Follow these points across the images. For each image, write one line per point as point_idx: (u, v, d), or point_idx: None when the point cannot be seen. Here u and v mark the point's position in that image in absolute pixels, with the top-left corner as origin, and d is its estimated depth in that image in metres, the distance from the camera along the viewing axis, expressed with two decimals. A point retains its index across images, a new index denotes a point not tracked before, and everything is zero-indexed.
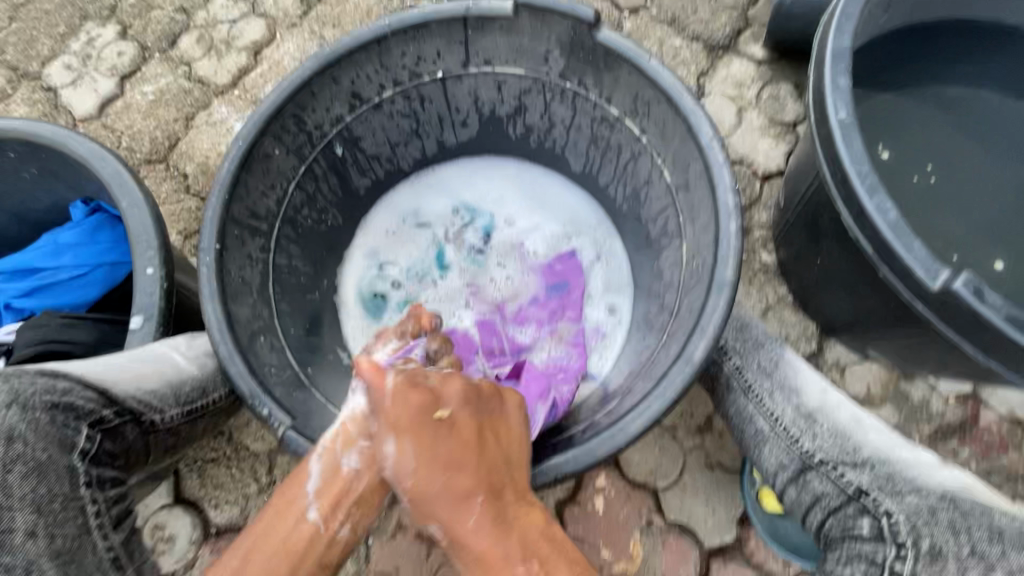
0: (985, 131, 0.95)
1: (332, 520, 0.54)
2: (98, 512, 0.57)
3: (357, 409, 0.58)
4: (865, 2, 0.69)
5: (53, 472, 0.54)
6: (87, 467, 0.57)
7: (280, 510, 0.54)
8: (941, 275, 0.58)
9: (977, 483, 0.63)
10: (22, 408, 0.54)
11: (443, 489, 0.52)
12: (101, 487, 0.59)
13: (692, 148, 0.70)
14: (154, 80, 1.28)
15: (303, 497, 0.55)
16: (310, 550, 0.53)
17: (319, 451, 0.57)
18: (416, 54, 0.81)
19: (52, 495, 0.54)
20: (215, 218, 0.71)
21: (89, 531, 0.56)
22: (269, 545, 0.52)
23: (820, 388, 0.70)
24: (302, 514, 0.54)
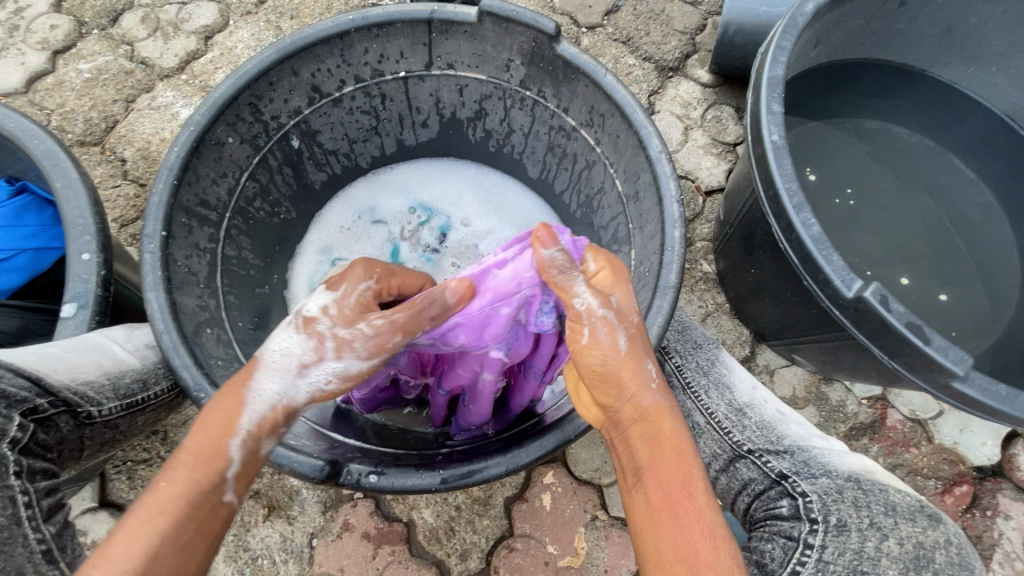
0: (894, 161, 1.07)
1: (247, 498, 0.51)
2: (30, 503, 0.52)
3: (292, 394, 0.53)
4: (797, 38, 0.77)
5: None
6: (18, 456, 0.53)
7: (191, 498, 0.47)
8: (855, 285, 0.65)
9: (889, 474, 0.68)
10: None
11: (653, 398, 0.54)
12: (32, 477, 0.54)
13: (641, 159, 0.74)
14: (91, 57, 1.21)
15: (219, 481, 0.49)
16: (228, 529, 0.49)
17: (241, 435, 0.50)
18: (379, 52, 0.81)
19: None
20: (162, 204, 0.68)
21: (20, 522, 0.51)
22: (182, 535, 0.46)
23: (750, 386, 0.77)
24: (221, 497, 0.48)
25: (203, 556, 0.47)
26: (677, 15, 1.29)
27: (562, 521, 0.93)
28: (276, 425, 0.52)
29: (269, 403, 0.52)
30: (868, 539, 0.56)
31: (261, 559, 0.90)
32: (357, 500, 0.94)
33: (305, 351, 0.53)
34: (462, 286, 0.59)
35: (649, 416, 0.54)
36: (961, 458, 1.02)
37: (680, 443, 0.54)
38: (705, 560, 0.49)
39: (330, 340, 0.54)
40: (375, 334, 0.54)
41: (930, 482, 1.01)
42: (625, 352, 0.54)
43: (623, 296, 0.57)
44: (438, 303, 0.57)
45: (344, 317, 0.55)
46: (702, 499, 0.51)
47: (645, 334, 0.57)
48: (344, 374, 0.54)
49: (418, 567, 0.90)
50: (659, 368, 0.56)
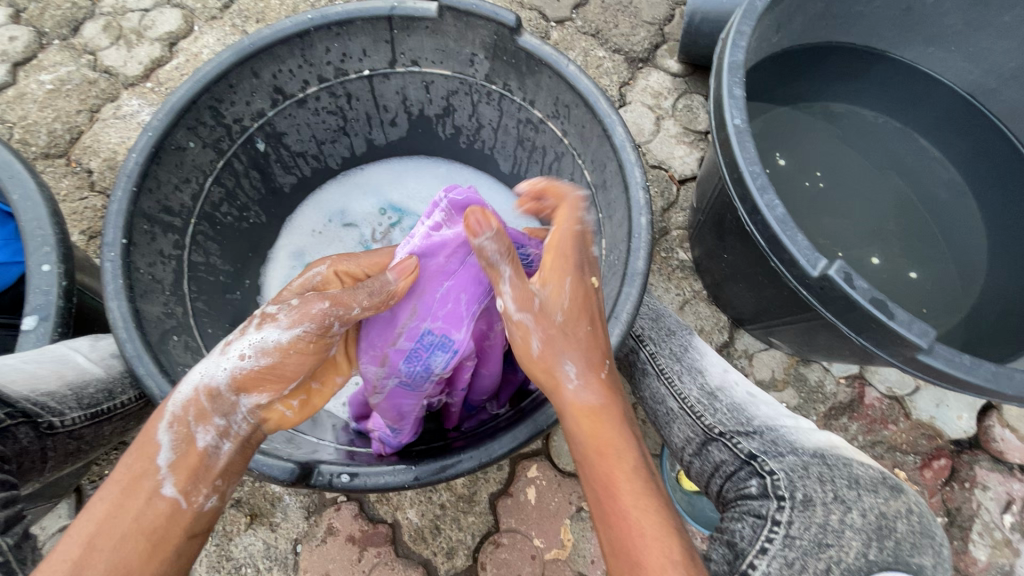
0: (861, 143, 1.09)
1: (193, 494, 0.50)
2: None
3: (213, 379, 0.53)
4: (757, 23, 0.77)
5: None
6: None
7: (127, 488, 0.48)
8: (820, 264, 0.66)
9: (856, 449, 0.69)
10: None
11: (566, 397, 0.57)
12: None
13: (607, 149, 0.74)
14: (53, 68, 1.19)
15: (153, 472, 0.49)
16: (172, 526, 0.49)
17: (167, 421, 0.51)
18: (341, 51, 0.81)
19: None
20: (121, 212, 0.67)
21: None
22: (117, 530, 0.46)
23: (721, 368, 0.77)
24: (157, 489, 0.49)
25: (145, 553, 0.47)
26: (645, 7, 1.30)
27: (547, 514, 0.93)
28: (208, 412, 0.52)
29: (192, 387, 0.52)
30: (833, 512, 0.57)
31: (245, 568, 0.89)
32: (341, 504, 0.93)
33: (231, 332, 0.55)
34: (404, 265, 0.60)
35: (568, 413, 0.57)
36: (938, 432, 1.03)
37: (599, 438, 0.55)
38: (626, 550, 0.51)
39: (257, 317, 0.55)
40: (299, 305, 0.55)
41: (909, 457, 1.02)
42: (536, 355, 0.58)
43: (549, 294, 0.58)
44: (381, 283, 0.58)
45: (287, 299, 0.56)
46: (622, 489, 0.53)
47: (569, 333, 0.58)
48: (265, 349, 0.53)
49: (405, 567, 0.90)
50: (580, 368, 0.57)
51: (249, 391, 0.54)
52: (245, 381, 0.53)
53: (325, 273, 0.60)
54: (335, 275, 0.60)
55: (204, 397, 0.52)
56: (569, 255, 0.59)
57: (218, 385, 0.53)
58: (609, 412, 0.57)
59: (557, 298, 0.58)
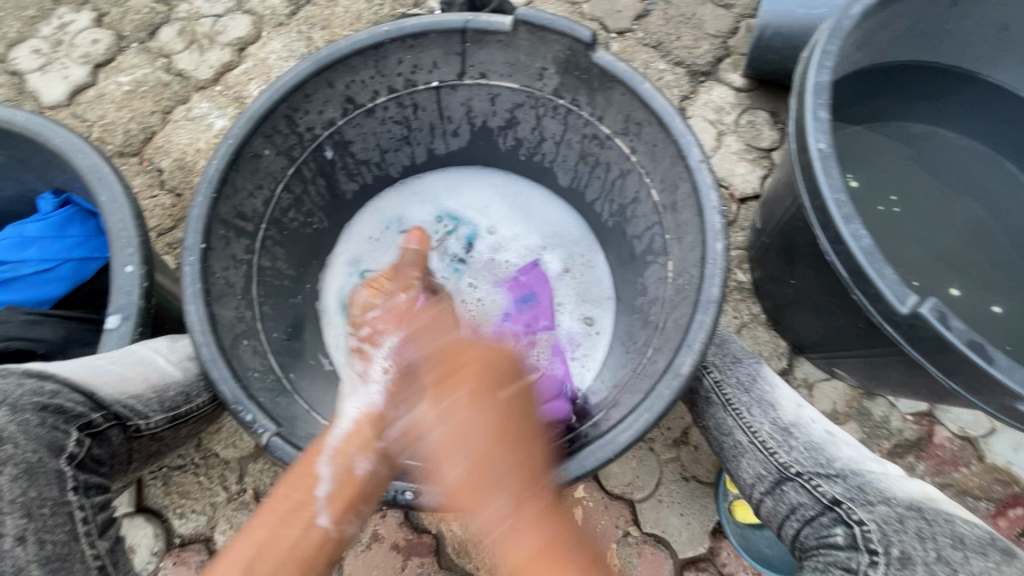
0: (942, 166, 1.03)
1: (342, 524, 0.58)
2: (86, 520, 0.55)
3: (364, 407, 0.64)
4: (844, 41, 0.74)
5: (43, 475, 0.53)
6: (75, 472, 0.56)
7: (286, 516, 0.57)
8: (911, 300, 0.62)
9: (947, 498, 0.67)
10: (12, 408, 0.53)
11: (460, 485, 0.59)
12: (89, 494, 0.57)
13: (681, 169, 0.72)
14: (130, 70, 1.24)
15: (313, 503, 0.58)
16: (321, 550, 0.57)
17: (329, 457, 0.60)
18: (413, 63, 0.81)
19: (41, 499, 0.52)
20: (201, 217, 0.68)
21: (78, 538, 0.54)
22: (281, 547, 0.56)
23: (795, 403, 0.75)
24: (314, 519, 0.57)
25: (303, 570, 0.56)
26: (709, 19, 1.27)
27: (592, 536, 0.91)
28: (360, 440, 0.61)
29: (352, 421, 0.63)
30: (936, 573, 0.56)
31: None
32: (386, 511, 0.93)
33: (358, 367, 0.70)
34: (417, 235, 0.80)
35: (474, 501, 0.58)
36: (1015, 479, 0.97)
37: (511, 522, 0.58)
38: None
39: (366, 342, 0.71)
40: (388, 305, 0.72)
41: (981, 504, 0.96)
42: (432, 434, 0.61)
43: (467, 373, 0.63)
44: (411, 256, 0.78)
45: (364, 318, 0.73)
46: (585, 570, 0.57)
47: (471, 415, 0.61)
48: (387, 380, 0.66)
49: None
50: (472, 458, 0.59)
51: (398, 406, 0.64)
52: (394, 393, 0.65)
53: (367, 291, 0.75)
54: (369, 289, 0.75)
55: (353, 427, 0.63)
56: (500, 360, 0.67)
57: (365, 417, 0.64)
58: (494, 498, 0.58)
59: (467, 383, 0.63)
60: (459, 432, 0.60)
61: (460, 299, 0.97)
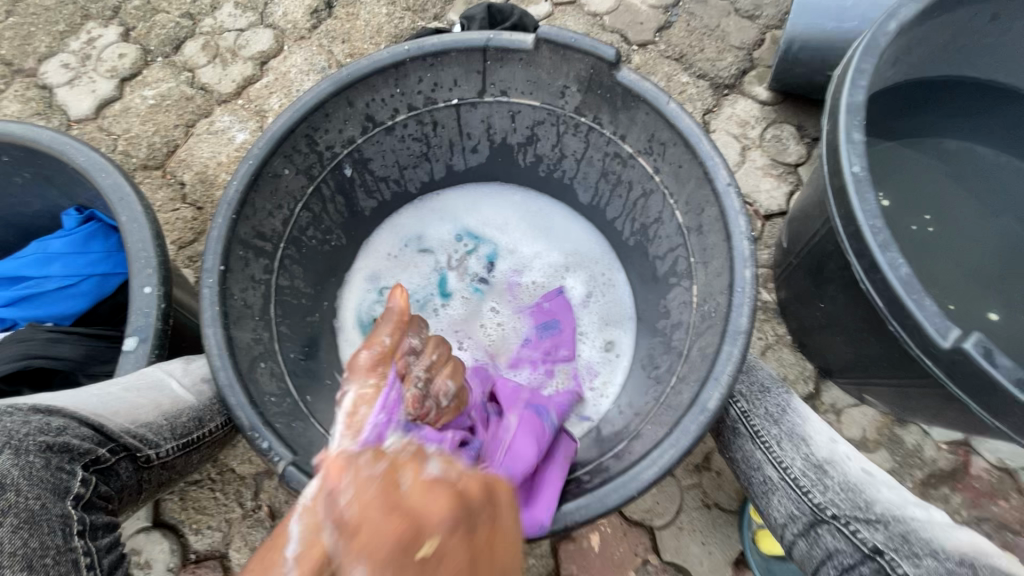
0: (980, 184, 0.98)
1: None
2: (92, 565, 0.52)
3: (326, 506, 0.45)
4: (879, 59, 0.71)
5: (46, 522, 0.50)
6: (81, 514, 0.53)
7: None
8: (952, 334, 0.59)
9: (1001, 550, 0.62)
10: (15, 450, 0.51)
11: None
12: (95, 535, 0.54)
13: (707, 192, 0.70)
14: (155, 84, 1.26)
15: (280, 569, 0.44)
16: None
17: (300, 512, 0.48)
18: (433, 81, 0.81)
19: (43, 548, 0.49)
20: (221, 238, 0.68)
21: None
22: None
23: (828, 438, 0.71)
24: None
25: None
26: (733, 31, 1.24)
27: (611, 564, 0.89)
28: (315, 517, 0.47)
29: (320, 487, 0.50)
30: None
31: None
32: None
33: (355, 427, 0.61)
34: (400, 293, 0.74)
35: None
36: None
37: None
38: None
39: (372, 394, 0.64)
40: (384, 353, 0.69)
41: (1021, 539, 0.91)
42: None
43: (374, 522, 0.41)
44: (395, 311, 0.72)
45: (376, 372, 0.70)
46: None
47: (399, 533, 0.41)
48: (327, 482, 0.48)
49: None
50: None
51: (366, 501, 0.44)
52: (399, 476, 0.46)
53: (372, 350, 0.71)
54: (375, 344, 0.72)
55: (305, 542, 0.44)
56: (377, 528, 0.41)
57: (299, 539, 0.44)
58: None
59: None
60: None
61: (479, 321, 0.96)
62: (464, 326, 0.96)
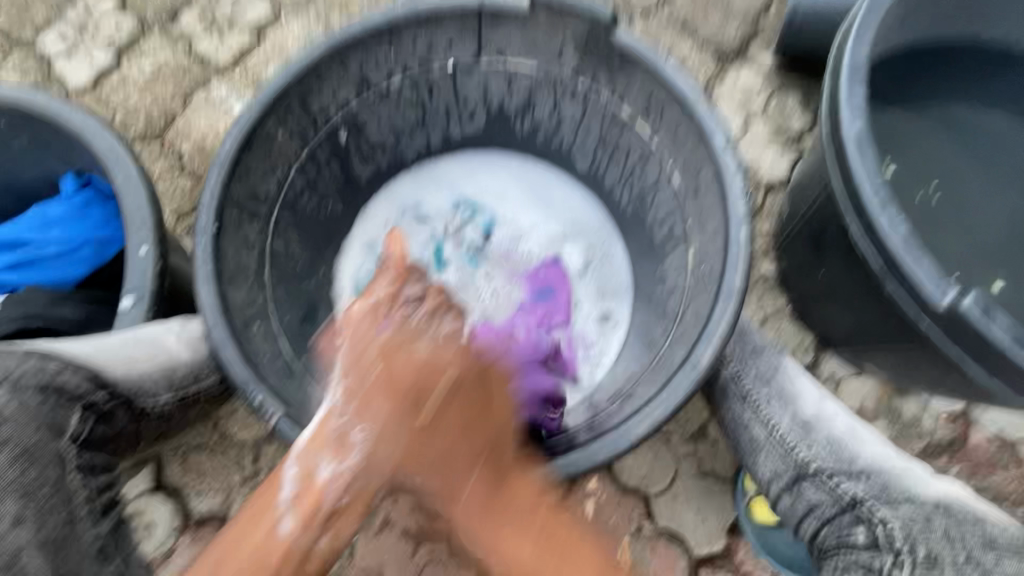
0: (989, 153, 0.96)
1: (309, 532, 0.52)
2: (90, 498, 0.57)
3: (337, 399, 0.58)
4: (884, 15, 0.69)
5: (43, 456, 0.54)
6: (78, 452, 0.57)
7: (253, 517, 0.53)
8: (949, 292, 0.59)
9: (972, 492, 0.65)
10: (14, 387, 0.53)
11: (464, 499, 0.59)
12: (91, 475, 0.58)
13: (704, 152, 0.69)
14: (153, 54, 1.25)
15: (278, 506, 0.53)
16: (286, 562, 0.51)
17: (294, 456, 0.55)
18: (428, 42, 0.80)
19: (40, 479, 0.53)
20: (214, 199, 0.68)
21: (77, 518, 0.55)
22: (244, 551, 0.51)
23: (816, 397, 0.71)
24: (277, 524, 0.52)
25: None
26: None
27: (605, 529, 0.90)
28: (326, 444, 0.56)
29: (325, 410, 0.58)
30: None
31: None
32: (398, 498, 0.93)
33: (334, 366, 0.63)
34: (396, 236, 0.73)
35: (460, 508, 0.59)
36: None
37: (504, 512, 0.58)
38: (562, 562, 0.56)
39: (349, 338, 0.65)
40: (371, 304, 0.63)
41: (1018, 509, 0.92)
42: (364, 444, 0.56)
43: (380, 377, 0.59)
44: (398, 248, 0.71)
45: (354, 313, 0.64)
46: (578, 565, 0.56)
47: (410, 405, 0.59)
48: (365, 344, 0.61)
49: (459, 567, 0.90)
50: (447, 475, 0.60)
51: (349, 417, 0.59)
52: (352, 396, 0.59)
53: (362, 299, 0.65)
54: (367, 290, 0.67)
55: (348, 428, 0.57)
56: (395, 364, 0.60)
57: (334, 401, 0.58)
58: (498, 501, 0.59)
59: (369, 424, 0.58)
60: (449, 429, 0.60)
61: (473, 288, 0.96)
62: (459, 296, 0.96)
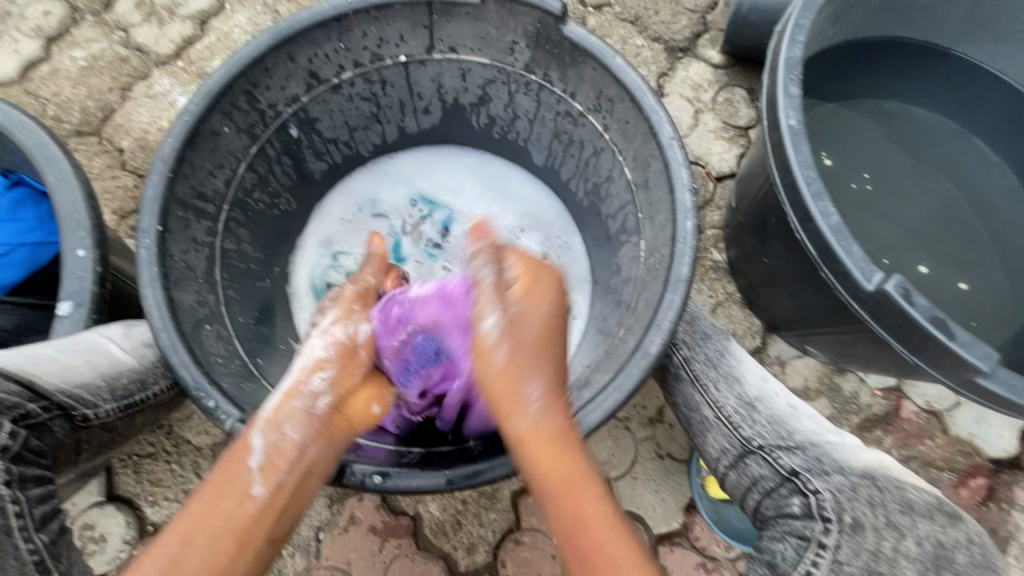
0: (915, 145, 1.03)
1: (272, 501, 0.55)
2: (21, 514, 0.52)
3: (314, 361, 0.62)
4: (817, 15, 0.73)
5: None
6: (8, 465, 0.53)
7: (218, 488, 0.54)
8: (876, 277, 0.62)
9: (899, 466, 0.70)
10: None
11: (548, 431, 0.58)
12: (25, 487, 0.54)
13: (652, 147, 0.71)
14: (86, 45, 1.18)
15: (245, 473, 0.55)
16: (253, 529, 0.53)
17: (259, 426, 0.57)
18: (378, 36, 0.79)
19: None
20: (157, 197, 0.65)
21: (9, 533, 0.50)
22: (212, 526, 0.52)
23: (761, 377, 0.77)
24: (247, 490, 0.54)
25: (226, 564, 0.51)
26: None
27: None
28: (281, 419, 0.58)
29: (281, 392, 0.60)
30: (885, 538, 0.58)
31: None
32: (362, 494, 0.93)
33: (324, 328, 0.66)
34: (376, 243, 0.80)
35: (523, 440, 0.58)
36: (977, 450, 1.01)
37: (563, 466, 0.56)
38: (606, 549, 0.53)
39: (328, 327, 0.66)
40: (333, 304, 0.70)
41: (944, 474, 0.99)
42: (498, 367, 0.61)
43: (526, 306, 0.64)
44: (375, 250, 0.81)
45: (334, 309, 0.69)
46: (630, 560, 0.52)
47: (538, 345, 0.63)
48: (332, 375, 0.62)
49: (425, 560, 0.90)
50: (541, 391, 0.60)
51: (319, 376, 0.61)
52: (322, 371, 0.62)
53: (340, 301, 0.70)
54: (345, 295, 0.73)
55: (500, 353, 0.61)
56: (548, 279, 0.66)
57: (486, 314, 0.63)
58: (566, 437, 0.58)
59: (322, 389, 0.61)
60: (534, 371, 0.61)
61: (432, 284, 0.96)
62: None
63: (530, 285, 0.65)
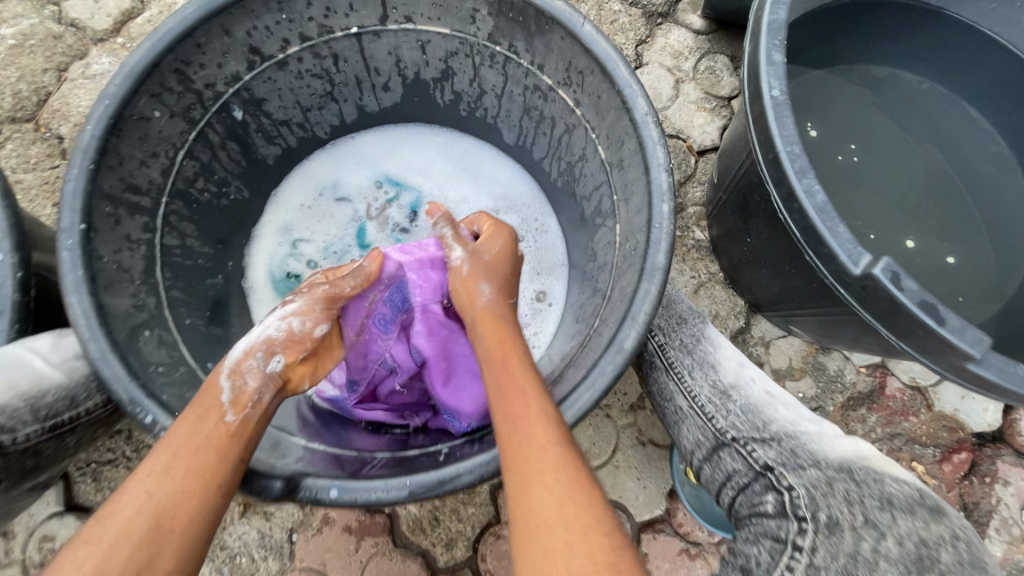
0: (903, 113, 0.99)
1: (245, 425, 0.56)
2: None
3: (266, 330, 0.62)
4: None
5: None
6: None
7: (197, 418, 0.55)
8: (864, 260, 0.58)
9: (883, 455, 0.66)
10: None
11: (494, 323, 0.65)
12: None
13: (626, 124, 0.66)
14: (14, 21, 1.08)
15: (215, 406, 0.56)
16: (230, 445, 0.54)
17: (223, 374, 0.59)
18: (324, 5, 0.72)
19: None
20: (79, 192, 0.59)
21: None
22: (194, 445, 0.53)
23: (737, 363, 0.74)
24: (221, 417, 0.55)
25: (210, 473, 0.52)
26: None
27: None
28: (241, 372, 0.59)
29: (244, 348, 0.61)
30: (863, 539, 0.54)
31: (240, 557, 0.87)
32: None
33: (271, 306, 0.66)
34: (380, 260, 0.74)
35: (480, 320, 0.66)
36: (961, 425, 0.99)
37: (506, 347, 0.62)
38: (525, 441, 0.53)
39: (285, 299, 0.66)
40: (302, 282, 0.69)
41: (928, 450, 0.98)
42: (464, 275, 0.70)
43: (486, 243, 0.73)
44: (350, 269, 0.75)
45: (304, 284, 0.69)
46: (549, 439, 0.52)
47: (494, 270, 0.71)
48: (284, 352, 0.63)
49: (403, 558, 0.88)
50: (492, 291, 0.68)
51: (271, 336, 0.62)
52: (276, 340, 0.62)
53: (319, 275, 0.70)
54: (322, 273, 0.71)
55: (464, 269, 0.71)
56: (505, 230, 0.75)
57: (453, 250, 0.73)
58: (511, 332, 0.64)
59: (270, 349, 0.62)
60: (487, 281, 0.69)
61: None
62: None
63: (491, 229, 0.75)
